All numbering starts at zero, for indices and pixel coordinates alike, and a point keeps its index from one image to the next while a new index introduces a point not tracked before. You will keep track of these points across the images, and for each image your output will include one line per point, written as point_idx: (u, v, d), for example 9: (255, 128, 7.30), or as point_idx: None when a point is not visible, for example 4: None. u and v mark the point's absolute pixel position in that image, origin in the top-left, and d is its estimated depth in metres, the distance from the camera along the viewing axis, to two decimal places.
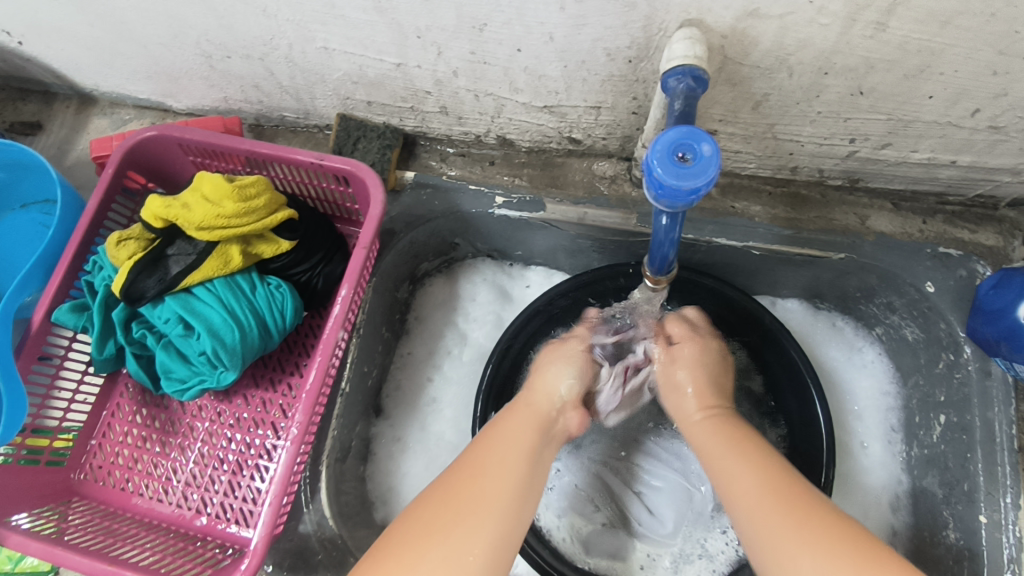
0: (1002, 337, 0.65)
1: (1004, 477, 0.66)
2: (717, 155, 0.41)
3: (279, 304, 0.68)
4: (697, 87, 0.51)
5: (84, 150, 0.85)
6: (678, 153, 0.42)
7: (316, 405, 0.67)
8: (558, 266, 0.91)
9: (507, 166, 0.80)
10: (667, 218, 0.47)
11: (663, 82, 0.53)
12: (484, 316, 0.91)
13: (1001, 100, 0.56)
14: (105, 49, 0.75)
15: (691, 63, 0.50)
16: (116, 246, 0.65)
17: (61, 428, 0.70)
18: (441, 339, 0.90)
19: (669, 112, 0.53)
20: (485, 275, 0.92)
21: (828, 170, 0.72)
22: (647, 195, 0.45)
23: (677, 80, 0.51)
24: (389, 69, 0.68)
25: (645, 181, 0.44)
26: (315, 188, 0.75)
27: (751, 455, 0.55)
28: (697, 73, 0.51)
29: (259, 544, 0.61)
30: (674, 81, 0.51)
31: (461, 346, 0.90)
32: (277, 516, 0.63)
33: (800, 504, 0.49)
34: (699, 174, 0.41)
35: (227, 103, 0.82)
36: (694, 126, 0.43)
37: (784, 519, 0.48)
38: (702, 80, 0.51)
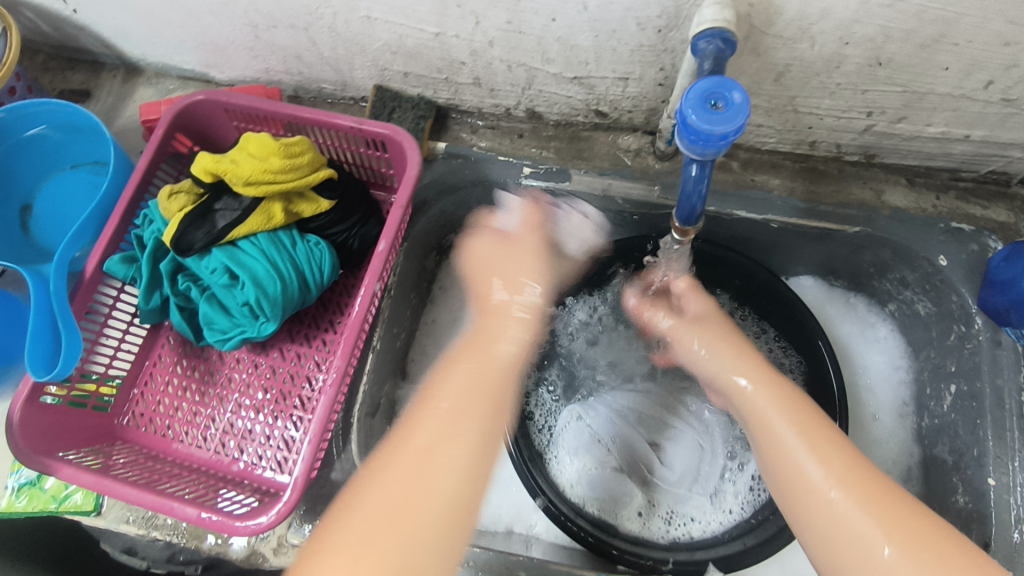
0: (1012, 305, 0.68)
1: (1013, 442, 0.68)
2: (747, 103, 0.44)
3: (318, 260, 0.71)
4: (726, 49, 0.54)
5: (130, 118, 0.89)
6: (710, 101, 0.45)
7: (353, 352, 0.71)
8: None
9: (535, 139, 0.83)
10: (697, 167, 0.50)
11: (692, 46, 0.55)
12: None
13: (1014, 71, 0.59)
14: (156, 19, 0.79)
15: (720, 26, 0.53)
16: (167, 199, 0.69)
17: (107, 375, 0.73)
18: (465, 308, 0.93)
19: (698, 73, 0.56)
20: None
21: (846, 145, 0.75)
22: (680, 144, 0.48)
23: (708, 43, 0.54)
24: (427, 39, 0.72)
25: (678, 130, 0.47)
26: (352, 154, 0.78)
27: (828, 442, 0.50)
28: (726, 35, 0.53)
29: (298, 478, 0.64)
30: (705, 43, 0.54)
31: None
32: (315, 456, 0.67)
33: (865, 497, 0.46)
34: (730, 120, 0.44)
35: (268, 74, 0.85)
36: (724, 77, 0.46)
37: (863, 514, 0.45)
38: (730, 42, 0.54)
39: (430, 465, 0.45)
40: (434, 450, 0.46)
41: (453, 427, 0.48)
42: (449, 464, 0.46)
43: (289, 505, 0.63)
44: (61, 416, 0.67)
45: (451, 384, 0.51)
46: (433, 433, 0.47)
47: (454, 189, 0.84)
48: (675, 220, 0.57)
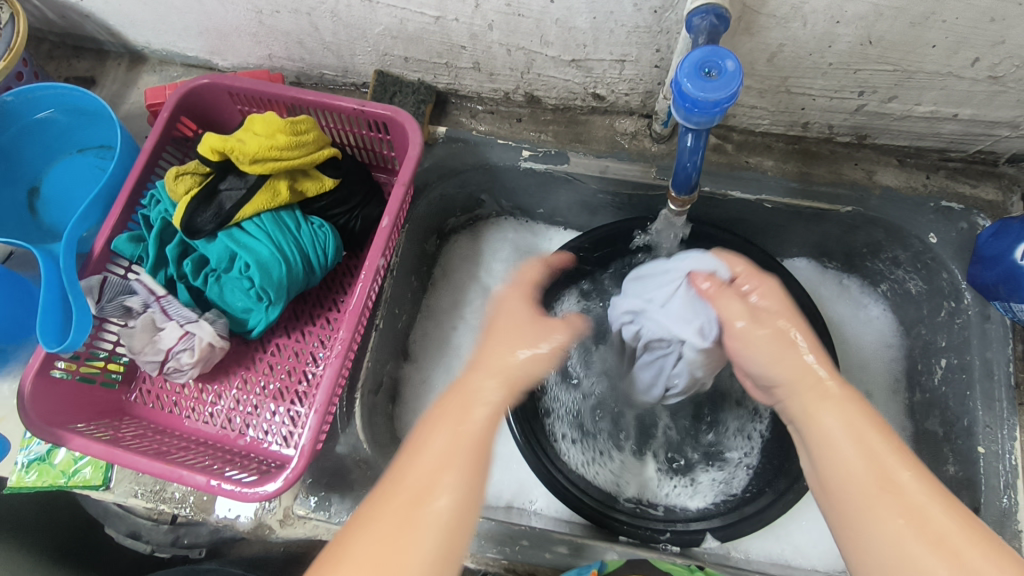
0: (1000, 280, 0.70)
1: (1002, 410, 0.70)
2: (739, 71, 0.46)
3: (321, 242, 0.72)
4: (720, 25, 0.55)
5: (134, 104, 0.90)
6: (704, 69, 0.46)
7: (357, 325, 0.73)
8: (577, 224, 0.96)
9: (533, 123, 0.85)
10: (692, 138, 0.51)
11: (686, 22, 0.57)
12: (505, 271, 0.96)
13: (999, 48, 0.61)
14: (162, 5, 0.80)
15: (714, 2, 0.54)
16: (174, 181, 0.70)
17: (115, 353, 0.74)
18: (464, 292, 0.95)
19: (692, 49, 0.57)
20: (507, 233, 0.97)
21: (837, 125, 0.77)
22: (676, 114, 0.49)
23: (702, 19, 0.55)
24: (428, 22, 0.73)
25: (674, 100, 0.48)
26: (354, 137, 0.80)
27: (879, 445, 0.48)
28: (720, 12, 0.55)
29: (306, 447, 0.66)
30: (699, 19, 0.55)
31: (485, 298, 0.95)
32: (321, 427, 0.68)
33: (901, 504, 0.45)
34: (722, 87, 0.45)
35: (271, 60, 0.87)
36: (717, 46, 0.47)
37: (898, 514, 0.44)
38: (724, 18, 0.56)
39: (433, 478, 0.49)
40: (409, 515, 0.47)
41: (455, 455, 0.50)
42: (452, 468, 0.50)
43: (295, 475, 0.64)
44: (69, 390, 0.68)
45: (456, 420, 0.53)
46: (441, 417, 0.53)
47: (453, 172, 0.86)
48: (672, 191, 0.58)
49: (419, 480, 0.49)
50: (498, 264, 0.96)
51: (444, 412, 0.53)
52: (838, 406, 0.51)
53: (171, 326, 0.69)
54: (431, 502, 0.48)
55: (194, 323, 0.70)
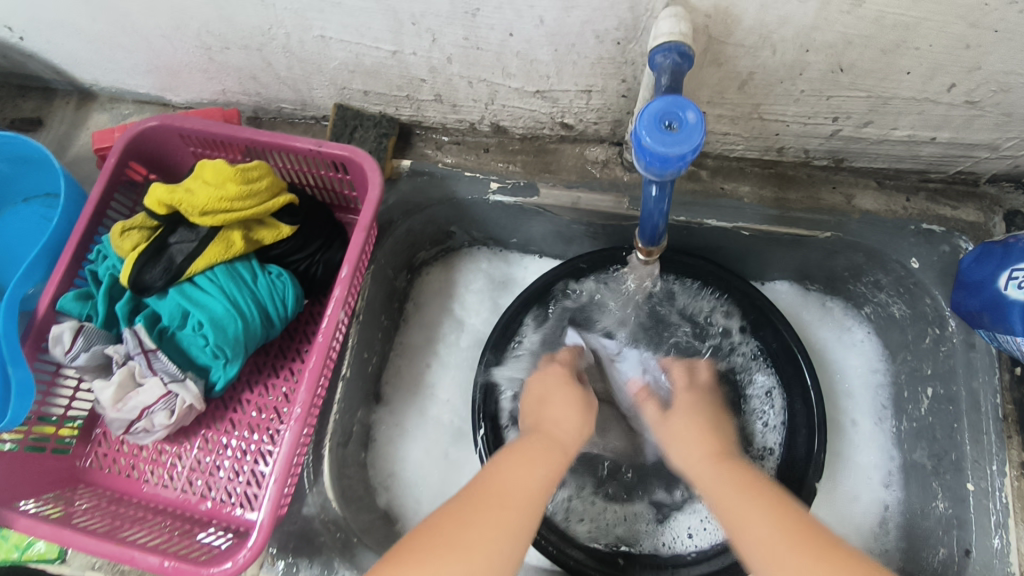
0: (984, 308, 0.67)
1: (990, 445, 0.68)
2: (702, 122, 0.44)
3: (280, 293, 0.69)
4: (684, 63, 0.53)
5: (85, 145, 0.86)
6: (665, 121, 0.44)
7: (318, 385, 0.69)
8: (552, 252, 0.93)
9: (501, 153, 0.82)
10: (656, 188, 0.49)
11: (649, 59, 0.54)
12: (480, 303, 0.93)
13: (975, 74, 0.58)
14: (106, 44, 0.76)
15: (677, 39, 0.52)
16: (120, 237, 0.66)
17: (67, 416, 0.70)
18: (438, 326, 0.91)
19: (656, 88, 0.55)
20: (480, 263, 0.94)
21: (814, 150, 0.74)
22: (638, 165, 0.47)
23: (664, 57, 0.53)
24: (385, 57, 0.70)
25: (635, 152, 0.46)
26: (314, 177, 0.76)
27: (765, 496, 0.56)
28: (683, 49, 0.52)
29: (264, 520, 0.62)
30: (662, 57, 0.53)
31: (459, 332, 0.92)
32: (281, 496, 0.64)
33: (792, 539, 0.51)
34: (684, 140, 0.43)
35: (226, 95, 0.83)
36: (679, 96, 0.45)
37: (798, 555, 0.50)
38: (688, 56, 0.53)
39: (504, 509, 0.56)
40: (455, 538, 0.52)
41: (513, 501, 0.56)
42: (484, 528, 0.53)
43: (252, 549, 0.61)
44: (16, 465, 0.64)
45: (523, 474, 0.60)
46: (519, 460, 0.61)
47: (420, 207, 0.83)
48: (638, 238, 0.56)
49: (490, 521, 0.54)
50: (473, 295, 0.93)
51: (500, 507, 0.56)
52: (715, 472, 0.61)
53: (153, 383, 0.65)
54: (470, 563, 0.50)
55: (178, 381, 0.66)
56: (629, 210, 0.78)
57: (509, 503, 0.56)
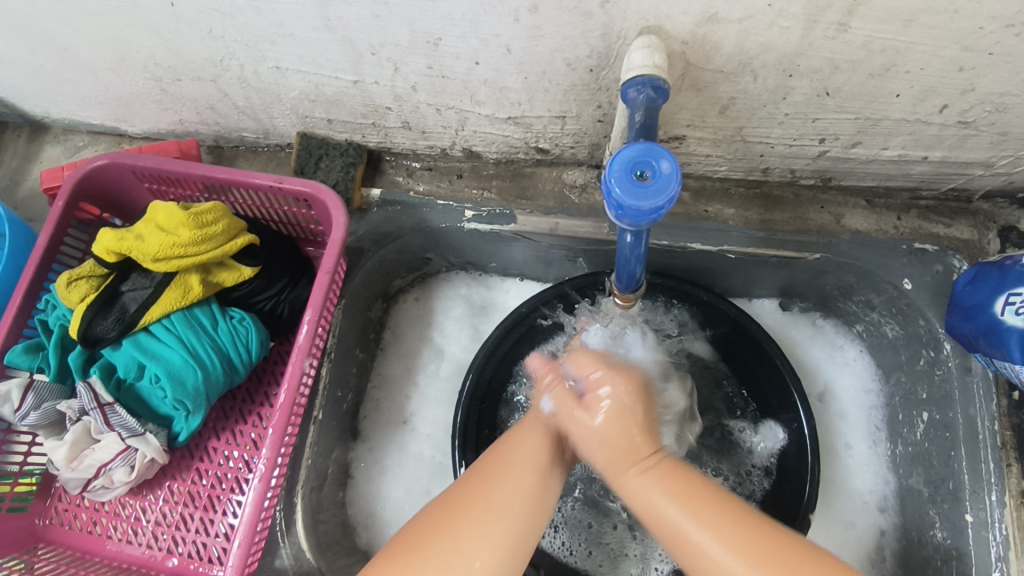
0: (980, 333, 0.64)
1: (988, 474, 0.65)
2: (677, 172, 0.40)
3: (243, 337, 0.66)
4: (659, 97, 0.49)
5: (37, 180, 0.82)
6: (637, 171, 0.40)
7: (284, 438, 0.65)
8: (533, 275, 0.89)
9: (475, 179, 0.78)
10: (631, 237, 0.45)
11: (623, 92, 0.51)
12: (460, 330, 0.89)
13: (969, 95, 0.55)
14: (51, 76, 0.72)
15: (651, 73, 0.49)
16: (66, 288, 0.63)
17: (22, 472, 0.67)
18: (417, 356, 0.88)
19: (630, 124, 0.52)
20: (459, 288, 0.90)
21: (800, 170, 0.71)
22: (610, 215, 0.43)
23: (637, 91, 0.50)
24: (346, 86, 0.66)
25: (607, 202, 0.42)
26: (277, 212, 0.72)
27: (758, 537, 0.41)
28: (657, 83, 0.49)
29: None
30: (634, 92, 0.50)
31: (439, 361, 0.88)
32: (248, 555, 0.62)
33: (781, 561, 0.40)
34: (659, 193, 0.39)
35: (184, 125, 0.79)
36: (651, 142, 0.41)
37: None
38: (663, 90, 0.50)
39: (493, 496, 0.47)
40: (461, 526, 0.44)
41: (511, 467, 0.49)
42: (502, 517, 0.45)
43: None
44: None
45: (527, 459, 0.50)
46: (521, 444, 0.51)
47: (392, 237, 0.79)
48: (615, 284, 0.53)
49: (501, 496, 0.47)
50: (452, 323, 0.89)
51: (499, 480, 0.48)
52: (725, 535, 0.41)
53: (111, 439, 0.62)
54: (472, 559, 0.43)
55: (137, 436, 0.62)
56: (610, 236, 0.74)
57: (504, 496, 0.47)
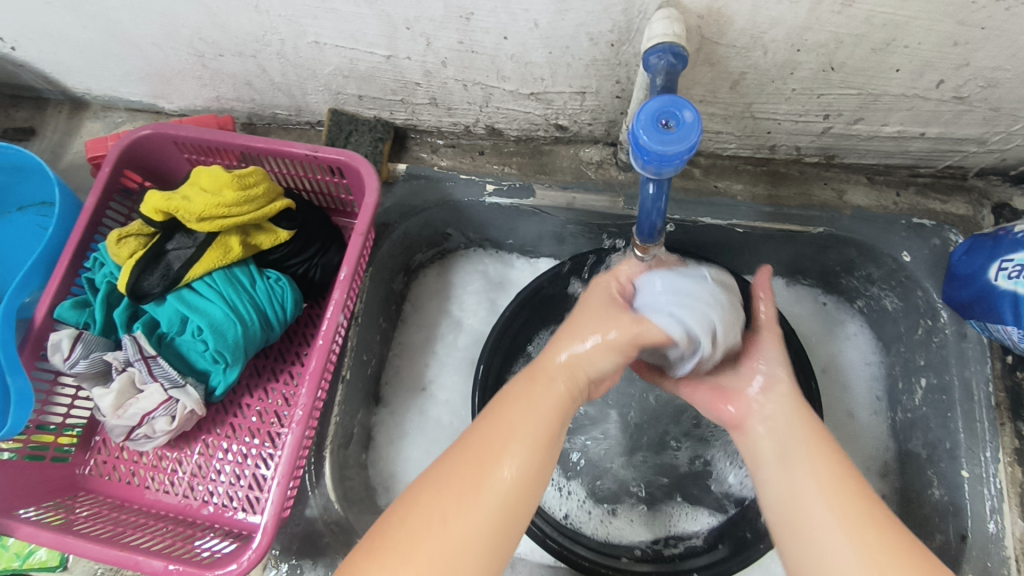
0: (974, 299, 0.68)
1: (983, 433, 0.70)
2: (699, 122, 0.44)
3: (279, 297, 0.69)
4: (677, 63, 0.54)
5: (78, 154, 0.86)
6: (661, 120, 0.44)
7: (319, 387, 0.68)
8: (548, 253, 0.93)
9: (496, 155, 0.82)
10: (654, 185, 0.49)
11: (644, 61, 0.55)
12: (477, 303, 0.93)
13: (963, 70, 0.60)
14: (98, 52, 0.76)
15: (671, 41, 0.53)
16: (116, 244, 0.67)
17: (66, 424, 0.70)
18: (436, 327, 0.91)
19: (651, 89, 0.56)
20: (477, 264, 0.94)
21: (805, 147, 0.75)
22: (635, 163, 0.47)
23: (658, 58, 0.54)
24: (379, 61, 0.70)
25: (632, 151, 0.46)
26: (310, 182, 0.76)
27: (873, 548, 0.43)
28: (677, 50, 0.53)
29: (269, 522, 0.62)
30: (656, 58, 0.54)
31: (457, 332, 0.91)
32: (285, 497, 0.64)
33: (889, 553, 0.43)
34: (682, 140, 0.43)
35: (219, 102, 0.83)
36: (676, 95, 0.45)
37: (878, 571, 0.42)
38: (682, 57, 0.54)
39: (471, 502, 0.45)
40: (467, 479, 0.46)
41: (495, 445, 0.47)
42: (517, 437, 0.48)
43: (261, 550, 0.60)
44: (15, 474, 0.64)
45: (501, 436, 0.47)
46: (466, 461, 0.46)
47: (417, 210, 0.83)
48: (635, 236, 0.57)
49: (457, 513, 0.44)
50: (471, 297, 0.93)
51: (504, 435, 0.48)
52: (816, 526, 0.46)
53: (154, 389, 0.65)
54: (500, 466, 0.46)
55: (178, 387, 0.66)
56: (625, 209, 0.78)
57: (499, 448, 0.47)
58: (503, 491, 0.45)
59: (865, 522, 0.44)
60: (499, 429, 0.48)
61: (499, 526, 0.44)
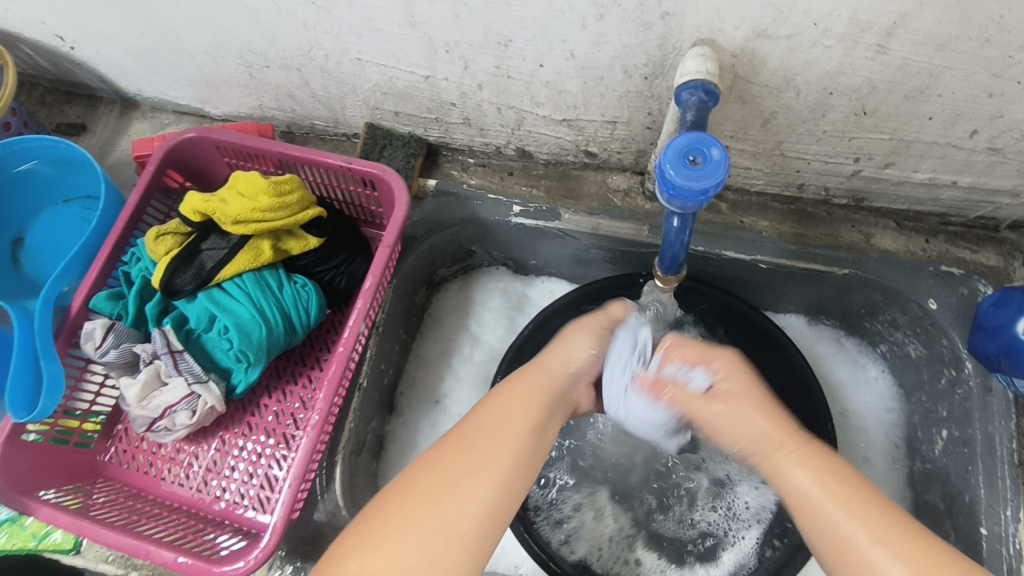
0: (1002, 352, 0.66)
1: (1004, 490, 0.68)
2: (726, 160, 0.45)
3: (305, 302, 0.71)
4: (709, 99, 0.55)
5: (125, 151, 0.90)
6: (689, 156, 0.45)
7: (337, 393, 0.69)
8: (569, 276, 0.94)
9: (525, 177, 0.83)
10: (678, 218, 0.50)
11: (676, 96, 0.56)
12: (496, 320, 0.94)
13: (998, 122, 0.60)
14: (151, 56, 0.80)
15: (702, 78, 0.54)
16: (154, 241, 0.69)
17: (90, 412, 0.72)
18: (454, 341, 0.92)
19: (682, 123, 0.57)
20: (498, 282, 0.95)
21: (834, 188, 0.75)
22: (661, 198, 0.48)
23: (690, 94, 0.55)
24: (418, 81, 0.72)
25: (659, 184, 0.47)
26: (342, 191, 0.79)
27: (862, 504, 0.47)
28: (708, 87, 0.54)
29: (277, 523, 0.63)
30: (688, 94, 0.55)
31: (474, 348, 0.92)
32: (295, 500, 0.65)
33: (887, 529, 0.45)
34: (709, 175, 0.44)
35: (262, 110, 0.86)
36: (704, 132, 0.46)
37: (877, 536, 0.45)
38: (713, 94, 0.55)
39: (438, 502, 0.45)
40: (452, 484, 0.47)
41: (468, 448, 0.49)
42: (490, 463, 0.48)
43: (266, 553, 0.61)
44: (37, 456, 0.66)
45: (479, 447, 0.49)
46: (452, 451, 0.49)
47: (442, 226, 0.85)
48: (660, 265, 0.58)
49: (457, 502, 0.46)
50: (489, 315, 0.94)
51: (486, 444, 0.49)
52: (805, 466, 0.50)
53: (177, 383, 0.67)
54: (458, 496, 0.46)
55: (200, 382, 0.68)
56: (649, 238, 0.79)
57: (475, 459, 0.48)
58: (497, 486, 0.48)
59: (838, 485, 0.48)
60: (481, 432, 0.51)
61: (489, 510, 0.47)
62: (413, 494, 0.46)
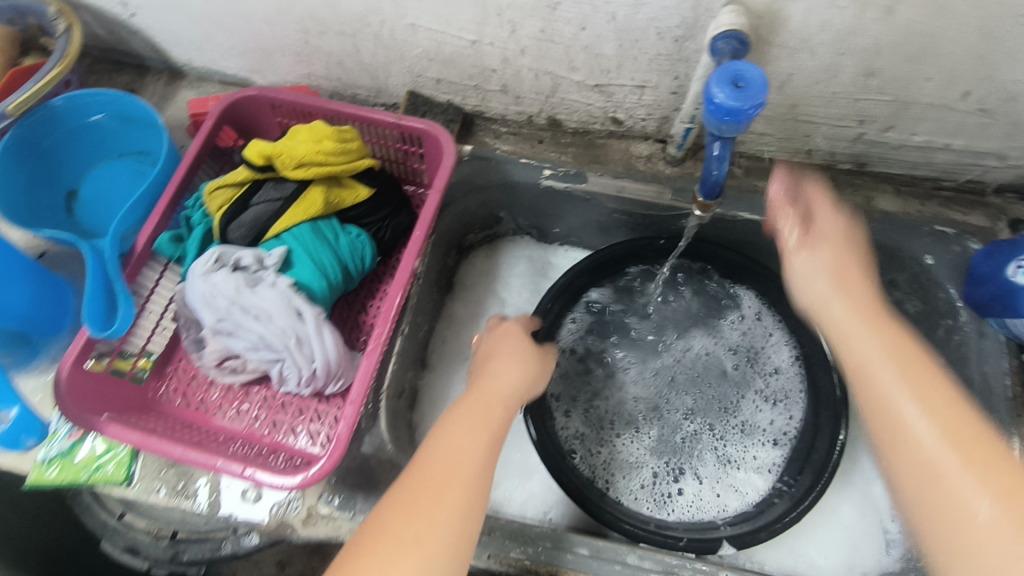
0: (995, 297, 0.75)
1: (998, 420, 0.74)
2: (764, 81, 0.52)
3: (359, 251, 0.77)
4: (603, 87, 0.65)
5: (171, 115, 0.94)
6: (733, 81, 0.51)
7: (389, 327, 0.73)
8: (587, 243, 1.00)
9: (554, 145, 0.90)
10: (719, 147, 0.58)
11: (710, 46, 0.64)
12: (522, 283, 0.99)
13: (988, 82, 0.68)
14: (208, 23, 0.85)
15: (736, 29, 0.62)
16: (210, 195, 0.74)
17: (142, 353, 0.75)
18: (483, 302, 0.97)
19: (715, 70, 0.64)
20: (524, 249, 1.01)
21: (840, 153, 0.84)
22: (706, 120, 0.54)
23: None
24: (464, 46, 0.78)
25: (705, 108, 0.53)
26: (387, 149, 0.84)
27: (915, 363, 0.50)
28: (741, 36, 0.62)
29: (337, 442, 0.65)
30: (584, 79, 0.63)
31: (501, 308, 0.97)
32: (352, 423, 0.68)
33: (950, 408, 0.46)
34: (752, 96, 0.51)
35: (308, 78, 0.92)
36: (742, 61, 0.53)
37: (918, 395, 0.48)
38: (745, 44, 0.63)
39: (432, 547, 0.49)
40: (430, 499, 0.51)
41: (449, 489, 0.52)
42: (453, 499, 0.51)
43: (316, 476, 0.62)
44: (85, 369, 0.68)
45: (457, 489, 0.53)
46: (438, 482, 0.52)
47: (478, 188, 0.90)
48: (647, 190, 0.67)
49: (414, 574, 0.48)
50: (513, 282, 0.99)
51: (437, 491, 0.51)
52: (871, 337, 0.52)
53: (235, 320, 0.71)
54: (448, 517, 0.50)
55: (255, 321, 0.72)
56: (671, 201, 0.85)
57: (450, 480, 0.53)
58: (443, 551, 0.49)
59: (900, 352, 0.50)
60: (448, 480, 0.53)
61: (460, 535, 0.51)
62: (422, 502, 0.51)
